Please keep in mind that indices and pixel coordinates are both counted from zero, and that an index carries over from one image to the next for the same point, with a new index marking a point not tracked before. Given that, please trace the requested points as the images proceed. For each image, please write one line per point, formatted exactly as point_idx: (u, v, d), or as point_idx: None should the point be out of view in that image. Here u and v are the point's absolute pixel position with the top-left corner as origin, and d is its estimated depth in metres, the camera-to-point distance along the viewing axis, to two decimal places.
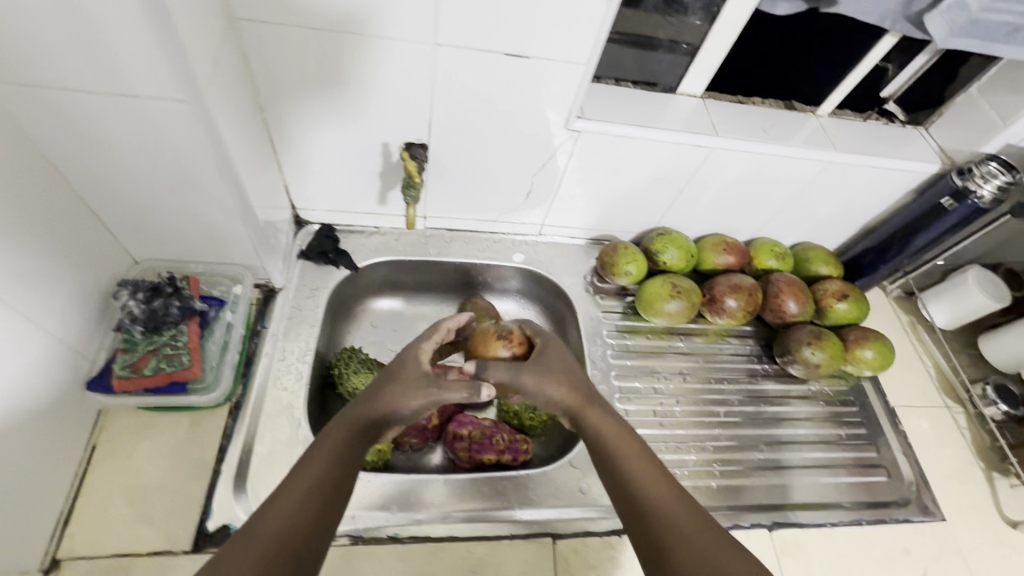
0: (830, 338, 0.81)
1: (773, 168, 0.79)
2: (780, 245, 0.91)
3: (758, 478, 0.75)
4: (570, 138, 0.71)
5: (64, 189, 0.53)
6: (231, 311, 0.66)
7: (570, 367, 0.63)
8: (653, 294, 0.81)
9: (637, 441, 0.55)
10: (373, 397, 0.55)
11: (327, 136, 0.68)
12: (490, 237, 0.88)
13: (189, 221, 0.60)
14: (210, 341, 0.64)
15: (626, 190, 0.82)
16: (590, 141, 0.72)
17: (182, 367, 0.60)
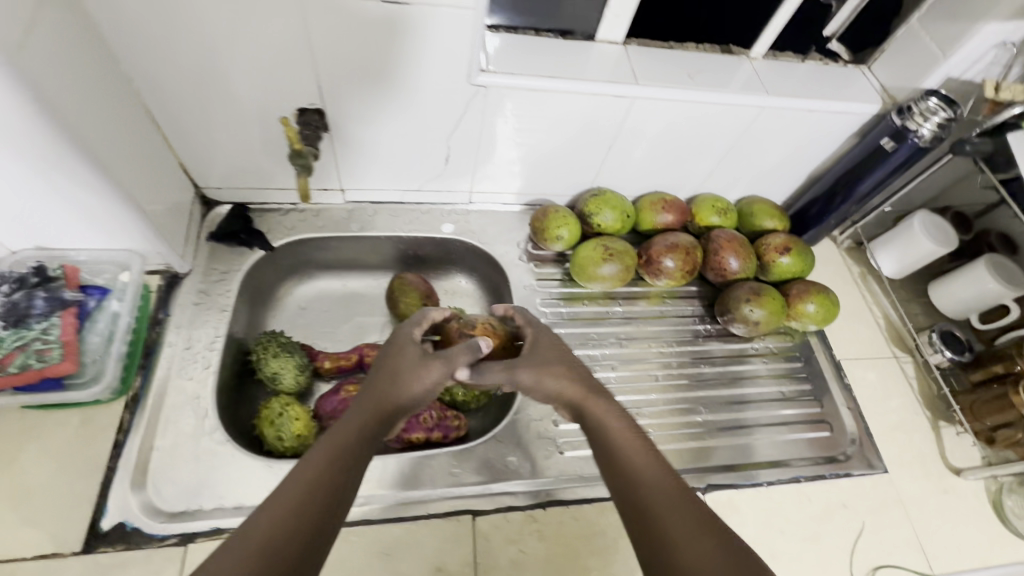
0: (770, 293, 0.78)
1: (703, 117, 0.75)
2: (722, 200, 0.88)
3: (696, 441, 0.73)
4: (477, 95, 0.66)
5: None
6: (118, 301, 0.63)
7: (568, 360, 0.60)
8: (585, 259, 0.78)
9: (642, 437, 0.52)
10: (388, 381, 0.56)
11: (213, 109, 0.64)
12: (417, 208, 0.84)
13: (58, 205, 0.56)
14: (90, 334, 0.61)
15: (553, 150, 0.78)
16: (500, 98, 0.67)
17: (53, 363, 0.57)
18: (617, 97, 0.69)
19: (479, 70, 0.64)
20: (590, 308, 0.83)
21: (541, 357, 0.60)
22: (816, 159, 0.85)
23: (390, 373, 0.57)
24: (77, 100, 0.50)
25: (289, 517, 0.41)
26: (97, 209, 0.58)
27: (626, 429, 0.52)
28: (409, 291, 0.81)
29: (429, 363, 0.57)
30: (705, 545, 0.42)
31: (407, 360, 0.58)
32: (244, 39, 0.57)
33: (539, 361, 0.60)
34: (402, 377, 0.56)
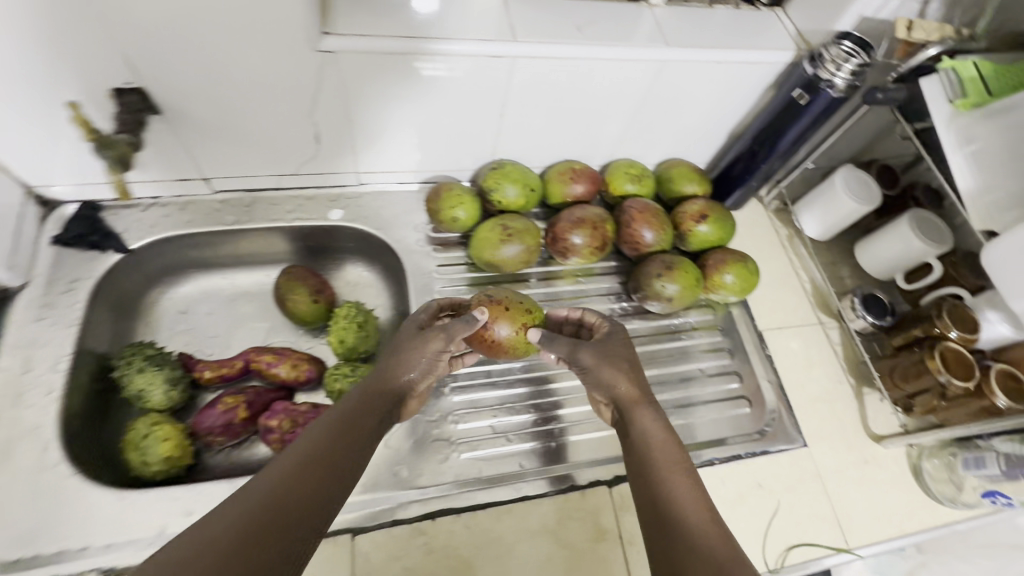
0: (684, 266, 0.72)
1: (599, 74, 0.67)
2: (638, 165, 0.81)
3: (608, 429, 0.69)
4: (327, 64, 0.58)
5: None
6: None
7: (635, 359, 0.58)
8: (483, 240, 0.71)
9: (681, 448, 0.51)
10: (388, 357, 0.57)
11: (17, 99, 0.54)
12: (301, 194, 0.76)
13: None
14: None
15: (439, 122, 0.70)
16: (356, 66, 0.59)
17: None
18: (495, 56, 0.61)
19: (322, 33, 0.56)
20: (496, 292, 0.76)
21: (609, 349, 0.58)
22: (735, 115, 0.79)
23: (394, 351, 0.57)
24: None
25: (300, 480, 0.43)
26: None
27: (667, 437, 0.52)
28: (296, 287, 0.74)
29: (429, 336, 0.57)
30: (714, 553, 0.41)
31: (406, 336, 0.58)
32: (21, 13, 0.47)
33: (597, 356, 0.58)
34: (404, 353, 0.57)
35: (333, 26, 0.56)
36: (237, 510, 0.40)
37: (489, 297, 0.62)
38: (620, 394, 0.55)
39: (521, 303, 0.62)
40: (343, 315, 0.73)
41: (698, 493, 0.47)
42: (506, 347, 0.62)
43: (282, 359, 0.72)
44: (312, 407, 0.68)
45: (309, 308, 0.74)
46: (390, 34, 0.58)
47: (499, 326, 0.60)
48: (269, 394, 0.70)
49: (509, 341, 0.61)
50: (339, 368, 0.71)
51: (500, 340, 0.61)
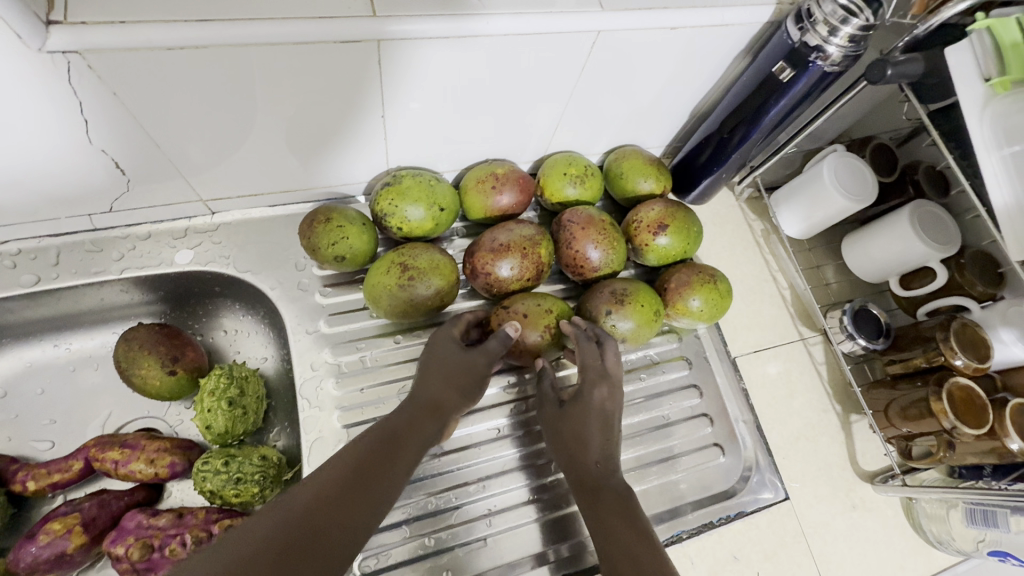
0: (637, 294, 0.57)
1: (508, 55, 0.49)
2: (581, 160, 0.64)
3: (565, 503, 0.57)
4: (83, 70, 0.38)
5: None
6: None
7: (607, 428, 0.51)
8: (378, 286, 0.54)
9: (644, 529, 0.46)
10: (433, 370, 0.51)
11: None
12: (132, 232, 0.57)
13: None
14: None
15: (296, 130, 0.51)
16: (130, 72, 0.40)
17: None
18: (343, 41, 0.43)
19: (49, 25, 0.36)
20: (409, 341, 0.60)
21: (564, 419, 0.52)
22: (697, 91, 0.62)
23: (437, 366, 0.51)
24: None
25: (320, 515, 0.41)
26: None
27: (626, 520, 0.47)
28: (139, 358, 0.56)
29: (473, 352, 0.51)
30: None
31: (446, 349, 0.52)
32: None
33: (555, 427, 0.53)
34: (451, 370, 0.51)
35: (66, 9, 0.37)
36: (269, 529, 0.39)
37: (507, 309, 0.55)
38: (582, 469, 0.50)
39: (539, 305, 0.55)
40: (209, 390, 0.56)
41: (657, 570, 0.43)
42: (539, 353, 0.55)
43: (133, 454, 0.55)
44: (175, 517, 0.53)
45: (165, 382, 0.57)
46: (168, 18, 0.38)
47: (526, 335, 0.54)
48: (118, 504, 0.55)
49: (538, 349, 0.55)
50: (207, 461, 0.55)
51: (528, 348, 0.54)
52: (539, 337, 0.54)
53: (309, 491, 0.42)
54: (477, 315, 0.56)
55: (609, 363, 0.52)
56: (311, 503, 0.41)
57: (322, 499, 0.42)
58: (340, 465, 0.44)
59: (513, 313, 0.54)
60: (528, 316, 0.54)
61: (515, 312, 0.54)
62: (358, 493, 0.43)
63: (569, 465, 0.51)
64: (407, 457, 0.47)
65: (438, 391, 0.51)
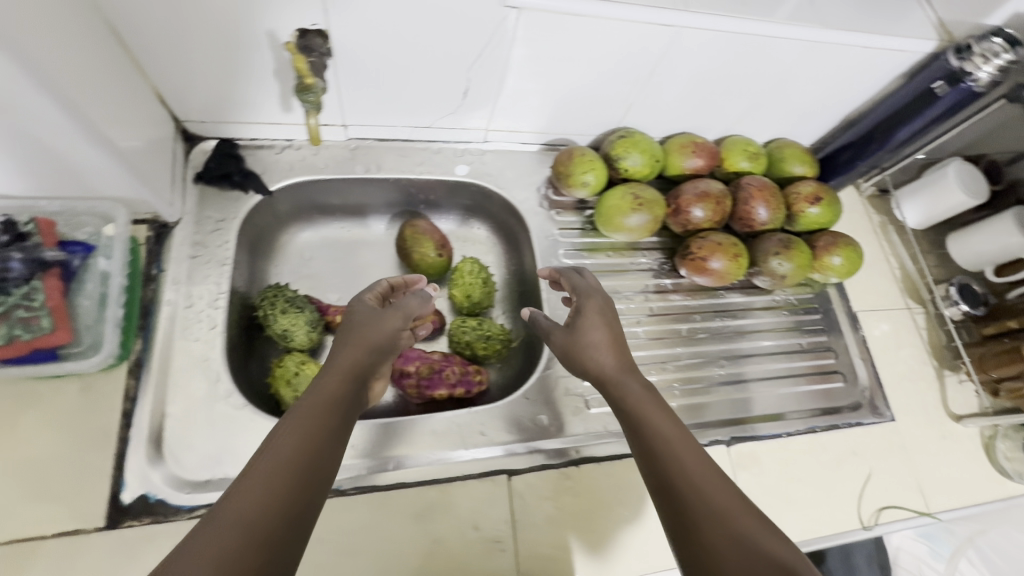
0: (799, 247, 0.75)
1: (751, 50, 0.68)
2: (753, 143, 0.83)
3: (689, 397, 0.72)
4: (507, 19, 0.57)
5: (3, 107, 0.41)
6: (104, 258, 0.51)
7: (614, 335, 0.55)
8: (611, 208, 0.73)
9: (673, 415, 0.47)
10: (348, 333, 0.53)
11: (208, 27, 0.53)
12: (428, 147, 0.76)
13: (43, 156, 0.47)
14: (79, 298, 0.49)
15: (583, 86, 0.69)
16: (535, 25, 0.58)
17: (45, 334, 0.46)
18: (664, 25, 0.60)
19: None
20: (614, 258, 0.79)
21: (574, 334, 0.56)
22: (854, 101, 0.81)
23: (352, 331, 0.53)
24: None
25: (273, 484, 0.36)
26: (85, 160, 0.49)
27: (654, 407, 0.48)
28: (420, 242, 0.75)
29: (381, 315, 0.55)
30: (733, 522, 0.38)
31: (360, 311, 0.55)
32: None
33: (568, 347, 0.56)
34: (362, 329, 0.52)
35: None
36: (235, 509, 0.34)
37: (704, 239, 0.74)
38: (602, 373, 0.52)
39: (731, 241, 0.74)
40: (467, 270, 0.74)
41: (695, 452, 0.44)
42: (723, 278, 0.74)
43: None
44: (443, 355, 0.71)
45: (435, 262, 0.75)
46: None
47: (715, 262, 0.73)
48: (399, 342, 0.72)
49: (722, 273, 0.73)
50: (465, 321, 0.74)
51: (714, 272, 0.73)
52: (721, 265, 0.73)
53: (256, 479, 0.36)
54: (420, 279, 0.71)
55: (593, 280, 0.62)
56: (268, 500, 0.36)
57: (274, 479, 0.37)
58: (277, 450, 0.39)
59: (710, 242, 0.73)
60: (721, 248, 0.72)
61: (712, 241, 0.73)
62: (304, 467, 0.38)
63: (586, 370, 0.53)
64: (338, 411, 0.44)
65: (352, 349, 0.50)
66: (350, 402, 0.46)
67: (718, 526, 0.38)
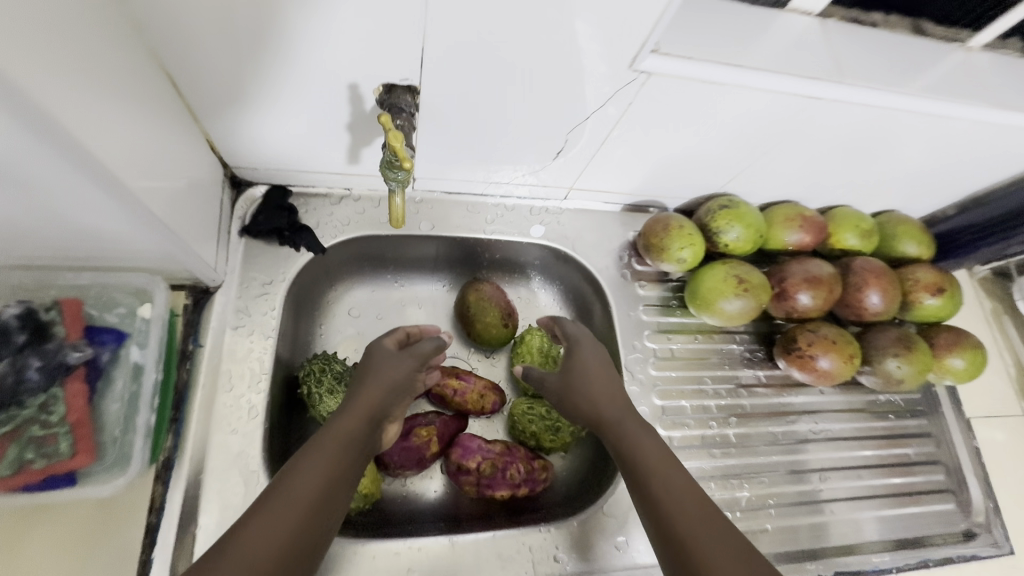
0: (920, 347, 0.66)
1: (897, 125, 0.58)
2: (866, 217, 0.72)
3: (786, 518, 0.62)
4: (632, 85, 0.48)
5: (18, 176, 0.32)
6: (138, 347, 0.43)
7: (608, 372, 0.54)
8: (708, 289, 0.63)
9: (666, 451, 0.46)
10: (368, 371, 0.51)
11: (279, 76, 0.44)
12: (501, 203, 0.67)
13: (66, 231, 0.38)
14: (105, 401, 0.41)
15: (691, 151, 0.59)
16: (663, 92, 0.49)
17: (62, 456, 0.38)
18: (812, 98, 0.50)
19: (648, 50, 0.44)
20: (706, 341, 0.68)
21: (569, 375, 0.54)
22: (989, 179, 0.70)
23: (371, 368, 0.51)
24: (57, 58, 0.30)
25: (286, 532, 0.38)
26: (114, 233, 0.40)
27: (653, 445, 0.47)
28: (484, 310, 0.65)
29: (402, 356, 0.53)
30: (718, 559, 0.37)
31: (380, 348, 0.53)
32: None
33: (563, 390, 0.54)
34: (382, 370, 0.51)
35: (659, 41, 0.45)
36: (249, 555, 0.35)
37: (814, 332, 0.64)
38: (597, 414, 0.51)
39: (843, 335, 0.64)
40: (535, 345, 0.65)
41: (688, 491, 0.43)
42: (834, 378, 0.64)
43: (469, 386, 0.65)
44: (506, 447, 0.62)
45: (499, 333, 0.66)
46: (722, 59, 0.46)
47: (827, 362, 0.63)
48: (455, 426, 0.63)
49: (833, 372, 0.63)
50: (531, 406, 0.64)
51: (823, 371, 0.63)
52: (832, 364, 0.63)
53: (272, 528, 0.37)
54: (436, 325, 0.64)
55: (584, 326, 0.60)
56: (279, 545, 0.37)
57: (289, 531, 0.38)
58: (294, 500, 0.39)
59: (822, 337, 0.63)
60: (833, 346, 0.63)
61: (822, 335, 0.63)
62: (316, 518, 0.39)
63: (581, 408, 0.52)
64: (352, 462, 0.44)
65: (371, 389, 0.49)
66: (364, 447, 0.46)
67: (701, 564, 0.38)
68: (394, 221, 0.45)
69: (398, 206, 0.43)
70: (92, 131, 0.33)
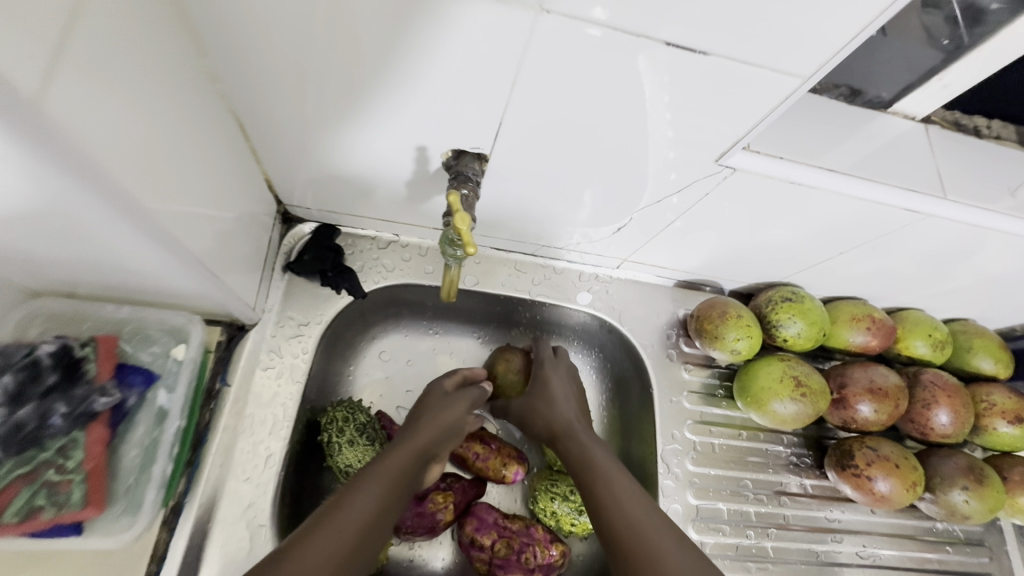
0: (993, 482, 0.59)
1: (995, 244, 0.53)
2: (941, 325, 0.67)
3: None
4: (711, 176, 0.46)
5: (82, 232, 0.31)
6: (166, 392, 0.42)
7: (573, 389, 0.59)
8: (761, 386, 0.59)
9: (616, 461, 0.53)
10: (421, 412, 0.54)
11: (349, 136, 0.44)
12: (550, 264, 0.65)
13: (114, 272, 0.37)
14: (123, 446, 0.39)
15: (761, 241, 0.56)
16: (745, 187, 0.46)
17: (72, 507, 0.36)
18: (905, 210, 0.46)
19: (738, 147, 0.42)
20: (751, 438, 0.63)
21: (537, 390, 0.59)
22: None
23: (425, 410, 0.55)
24: (134, 121, 0.29)
25: (340, 550, 0.41)
26: (160, 277, 0.39)
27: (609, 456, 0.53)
28: (512, 383, 0.62)
29: (455, 399, 0.56)
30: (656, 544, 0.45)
31: (434, 393, 0.57)
32: (428, 57, 0.36)
33: (530, 404, 0.58)
34: (436, 413, 0.54)
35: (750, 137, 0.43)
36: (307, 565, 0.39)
37: (873, 450, 0.58)
38: (559, 422, 0.56)
39: (906, 458, 0.58)
40: None
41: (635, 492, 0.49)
42: (891, 505, 0.58)
43: (492, 452, 0.61)
44: (524, 525, 0.58)
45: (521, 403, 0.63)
46: (814, 163, 0.44)
47: (887, 488, 0.57)
48: (472, 494, 0.60)
49: (891, 498, 0.57)
50: (554, 483, 0.60)
51: (881, 496, 0.57)
52: (890, 489, 0.57)
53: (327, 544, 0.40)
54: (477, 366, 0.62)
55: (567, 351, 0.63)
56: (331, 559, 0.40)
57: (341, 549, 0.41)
58: (348, 522, 0.42)
59: (882, 457, 0.57)
60: (895, 471, 0.57)
61: (881, 455, 0.58)
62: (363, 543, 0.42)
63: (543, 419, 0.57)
64: (398, 497, 0.47)
65: (423, 431, 0.52)
66: (411, 483, 0.49)
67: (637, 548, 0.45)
68: (448, 294, 0.47)
69: (452, 281, 0.45)
70: (156, 186, 0.32)
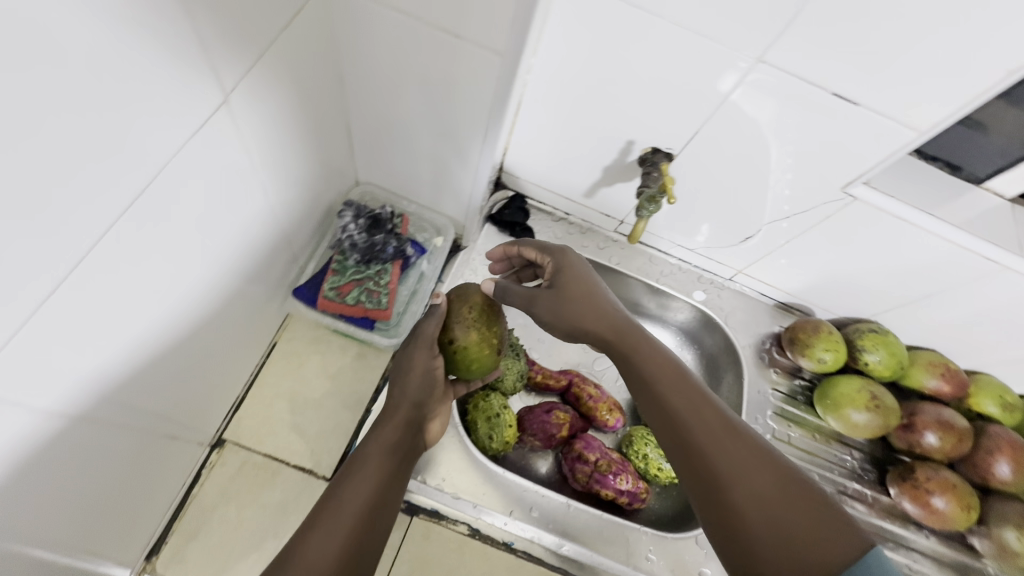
0: None
1: None
2: (1012, 392, 0.75)
3: None
4: (835, 203, 0.61)
5: (463, 118, 0.57)
6: (427, 263, 0.77)
7: (594, 288, 0.54)
8: (840, 394, 0.71)
9: (683, 374, 0.50)
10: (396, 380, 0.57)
11: (582, 125, 0.64)
12: (677, 264, 0.81)
13: (428, 165, 0.68)
14: (404, 282, 0.76)
15: (859, 273, 0.70)
16: (860, 216, 0.62)
17: (378, 305, 0.72)
18: (985, 259, 0.60)
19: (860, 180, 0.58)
20: (823, 442, 0.74)
21: (564, 290, 0.54)
22: None
23: (400, 375, 0.58)
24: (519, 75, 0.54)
25: (360, 510, 0.47)
26: (456, 170, 0.67)
27: (677, 374, 0.50)
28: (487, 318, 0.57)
29: (422, 361, 0.57)
30: (760, 487, 0.42)
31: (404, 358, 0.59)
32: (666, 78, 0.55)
33: (555, 308, 0.53)
34: (408, 377, 0.56)
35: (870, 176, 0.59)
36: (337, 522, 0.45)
37: (934, 471, 0.68)
38: (613, 322, 0.52)
39: (963, 486, 0.67)
40: None
41: (718, 419, 0.46)
42: (944, 523, 0.67)
43: (603, 397, 0.76)
44: (620, 458, 0.71)
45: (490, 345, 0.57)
46: (915, 205, 0.59)
47: (942, 504, 0.66)
48: (582, 425, 0.74)
49: (946, 516, 0.66)
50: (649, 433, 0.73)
51: (936, 511, 0.66)
52: (944, 506, 0.66)
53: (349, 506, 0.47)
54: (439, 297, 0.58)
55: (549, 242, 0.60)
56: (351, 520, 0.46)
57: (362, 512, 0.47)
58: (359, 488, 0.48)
59: (939, 478, 0.67)
60: (951, 492, 0.66)
61: (939, 477, 0.67)
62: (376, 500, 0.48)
63: (586, 323, 0.52)
64: (396, 459, 0.52)
65: (401, 397, 0.56)
66: (407, 445, 0.54)
67: (738, 495, 0.42)
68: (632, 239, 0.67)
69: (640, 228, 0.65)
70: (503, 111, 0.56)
